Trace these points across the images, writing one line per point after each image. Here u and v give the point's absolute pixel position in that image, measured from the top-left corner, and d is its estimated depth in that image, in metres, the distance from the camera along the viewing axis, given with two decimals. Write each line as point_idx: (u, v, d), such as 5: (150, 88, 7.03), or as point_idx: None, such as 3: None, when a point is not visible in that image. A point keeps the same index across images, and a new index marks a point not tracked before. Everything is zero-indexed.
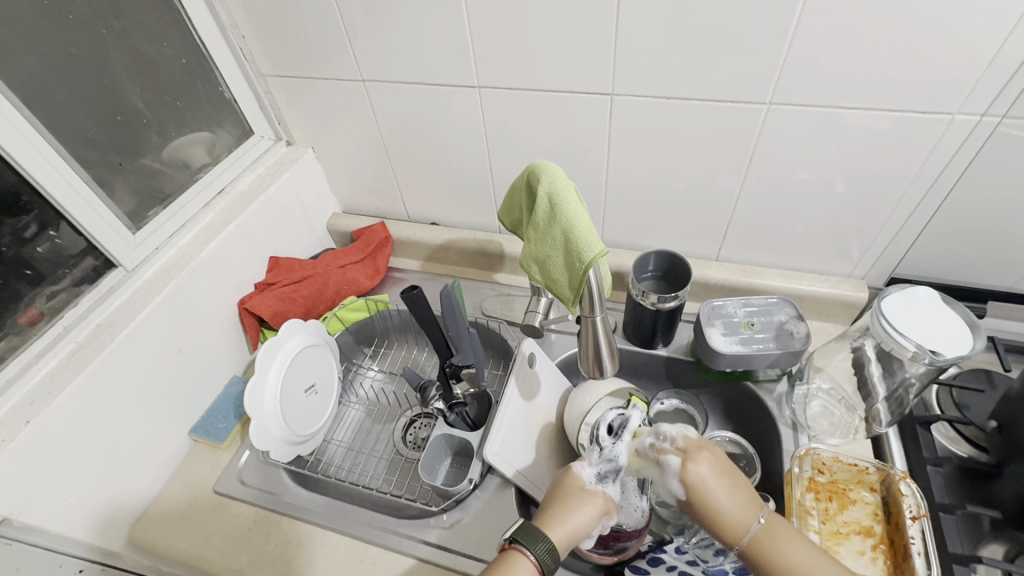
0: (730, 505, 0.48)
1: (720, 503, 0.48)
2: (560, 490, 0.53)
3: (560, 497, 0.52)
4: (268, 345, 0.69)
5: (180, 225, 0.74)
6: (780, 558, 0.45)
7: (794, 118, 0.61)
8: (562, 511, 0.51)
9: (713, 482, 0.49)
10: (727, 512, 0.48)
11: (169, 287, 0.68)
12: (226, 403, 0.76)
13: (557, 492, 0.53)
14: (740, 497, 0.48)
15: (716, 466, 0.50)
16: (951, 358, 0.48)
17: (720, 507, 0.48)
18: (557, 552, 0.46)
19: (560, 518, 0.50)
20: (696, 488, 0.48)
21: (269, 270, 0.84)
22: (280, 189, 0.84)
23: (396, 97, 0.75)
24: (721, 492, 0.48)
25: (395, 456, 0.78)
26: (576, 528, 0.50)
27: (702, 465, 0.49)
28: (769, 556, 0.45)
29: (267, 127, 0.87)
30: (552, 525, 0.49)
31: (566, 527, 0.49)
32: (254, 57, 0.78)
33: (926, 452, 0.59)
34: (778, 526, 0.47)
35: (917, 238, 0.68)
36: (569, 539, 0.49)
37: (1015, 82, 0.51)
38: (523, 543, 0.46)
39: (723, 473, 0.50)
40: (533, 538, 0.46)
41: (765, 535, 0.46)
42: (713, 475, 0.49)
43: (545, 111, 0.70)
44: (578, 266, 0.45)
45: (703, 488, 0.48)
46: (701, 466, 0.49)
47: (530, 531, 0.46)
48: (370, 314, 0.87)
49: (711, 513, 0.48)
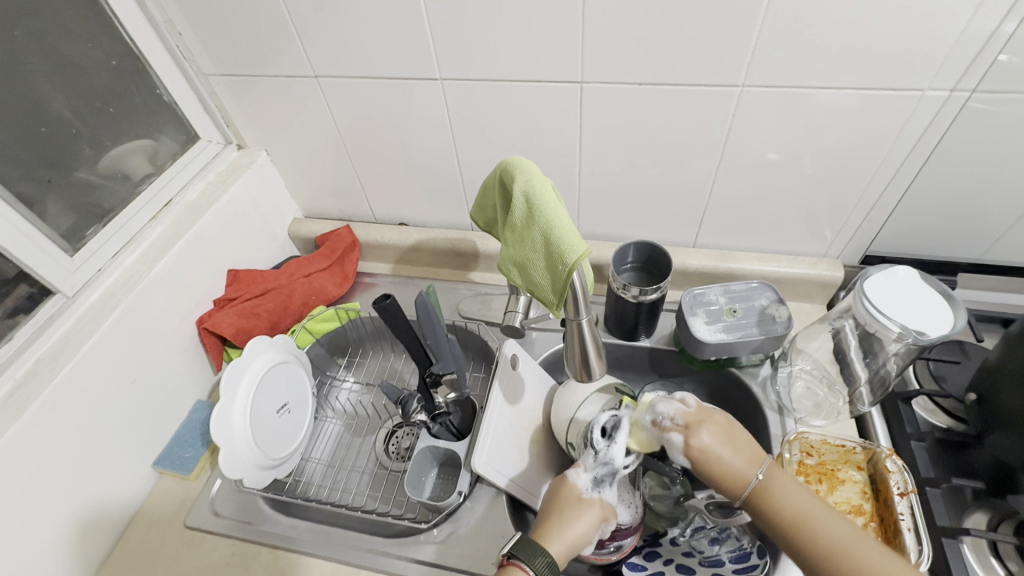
0: (731, 466, 0.48)
1: (723, 462, 0.48)
2: (557, 499, 0.52)
3: (559, 506, 0.51)
4: (232, 366, 0.64)
5: (125, 243, 0.69)
6: (783, 510, 0.45)
7: (768, 100, 0.59)
8: (559, 522, 0.50)
9: (707, 444, 0.49)
10: (728, 472, 0.48)
11: (117, 311, 0.63)
12: (192, 430, 0.71)
13: (553, 503, 0.52)
14: (741, 455, 0.49)
15: (713, 430, 0.50)
16: (937, 338, 0.48)
17: (724, 472, 0.48)
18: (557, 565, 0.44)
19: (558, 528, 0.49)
20: (698, 456, 0.49)
21: (229, 284, 0.79)
22: (234, 198, 0.78)
23: (354, 93, 0.71)
24: (722, 457, 0.48)
25: (379, 470, 0.75)
26: (574, 540, 0.49)
27: (699, 430, 0.49)
28: (770, 507, 0.46)
29: (214, 131, 0.81)
30: (550, 537, 0.48)
31: (564, 537, 0.49)
32: (193, 56, 0.71)
33: (909, 428, 0.61)
34: (779, 478, 0.47)
35: (889, 215, 0.69)
36: (570, 547, 0.48)
37: (984, 56, 0.51)
38: (522, 558, 0.44)
39: (724, 435, 0.50)
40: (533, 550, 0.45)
41: (765, 487, 0.47)
42: (705, 434, 0.49)
43: (513, 103, 0.66)
44: (561, 270, 0.43)
45: (704, 455, 0.49)
46: (700, 435, 0.49)
47: (527, 545, 0.45)
48: (341, 323, 0.83)
49: (713, 473, 0.49)
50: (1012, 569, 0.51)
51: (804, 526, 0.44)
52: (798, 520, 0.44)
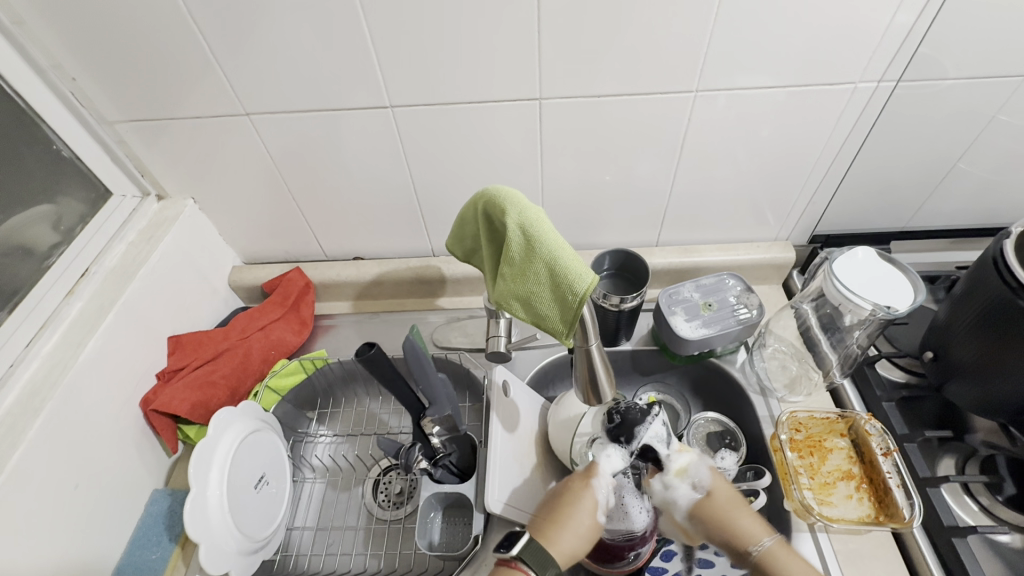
0: (749, 520, 0.51)
1: (731, 518, 0.52)
2: (580, 511, 0.52)
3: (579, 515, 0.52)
4: (200, 446, 0.57)
5: (39, 328, 0.59)
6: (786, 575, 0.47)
7: (719, 103, 0.62)
8: (574, 540, 0.50)
9: (731, 509, 0.52)
10: (738, 522, 0.51)
11: (45, 411, 0.53)
12: (153, 527, 0.62)
13: (576, 512, 0.52)
14: (764, 525, 0.51)
15: (731, 494, 0.54)
16: (904, 311, 0.53)
17: (733, 526, 0.51)
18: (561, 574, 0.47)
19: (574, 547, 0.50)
20: (704, 505, 0.53)
21: (171, 353, 0.70)
22: (164, 256, 0.69)
23: (294, 128, 0.65)
24: (733, 512, 0.52)
25: (373, 524, 0.70)
26: (580, 542, 0.51)
27: (721, 485, 0.54)
28: (767, 568, 0.48)
29: (127, 183, 0.71)
30: (561, 538, 0.50)
31: (574, 556, 0.50)
32: (93, 102, 0.62)
33: (878, 391, 0.66)
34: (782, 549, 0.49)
35: (830, 197, 0.74)
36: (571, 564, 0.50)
37: (904, 50, 0.56)
38: (531, 567, 0.45)
39: (740, 509, 0.53)
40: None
41: (770, 556, 0.48)
42: (719, 477, 0.55)
43: (471, 125, 0.64)
44: (571, 301, 0.41)
45: (721, 506, 0.53)
46: (720, 495, 0.53)
47: (540, 557, 0.46)
48: (307, 374, 0.76)
49: (719, 526, 0.52)
50: (984, 503, 0.57)
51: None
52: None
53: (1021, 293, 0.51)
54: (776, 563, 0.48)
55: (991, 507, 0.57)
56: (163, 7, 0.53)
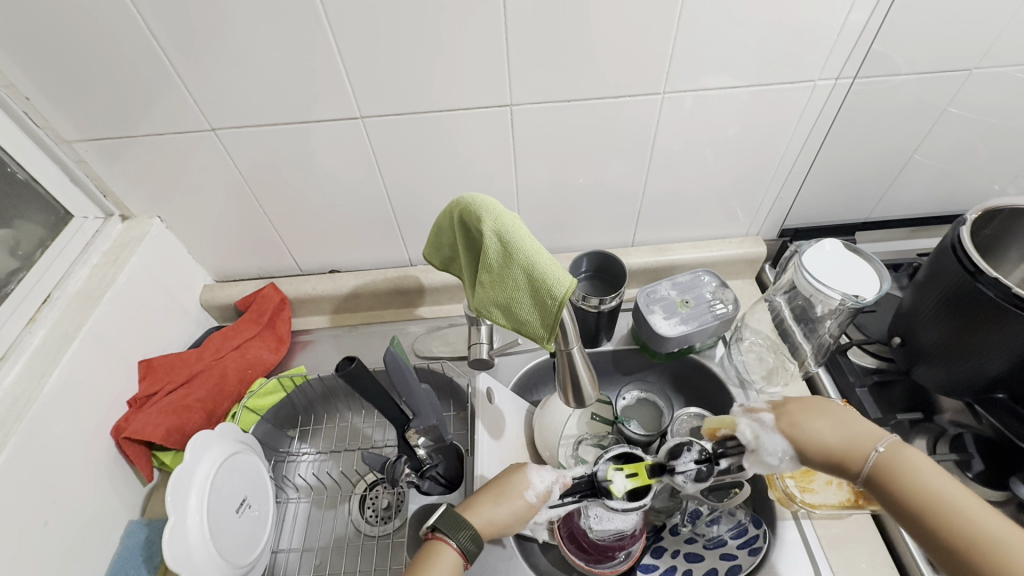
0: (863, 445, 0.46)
1: (824, 435, 0.47)
2: (506, 489, 0.53)
3: (501, 495, 0.52)
4: (177, 473, 0.55)
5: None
6: (915, 481, 0.42)
7: (685, 104, 0.63)
8: (494, 512, 0.51)
9: (814, 425, 0.48)
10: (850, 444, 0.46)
11: (9, 446, 0.51)
12: (130, 558, 0.59)
13: (504, 488, 0.53)
14: (870, 438, 0.46)
15: (832, 429, 0.48)
16: (872, 299, 0.54)
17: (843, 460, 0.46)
18: (480, 537, 0.48)
19: (491, 521, 0.51)
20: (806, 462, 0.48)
21: (142, 378, 0.68)
22: (130, 278, 0.67)
23: (262, 141, 0.64)
24: (844, 449, 0.46)
25: (360, 540, 0.69)
26: (502, 516, 0.51)
27: (815, 426, 0.48)
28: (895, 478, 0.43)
29: (89, 205, 0.68)
30: (479, 508, 0.51)
31: (494, 526, 0.51)
32: (50, 122, 0.60)
33: (850, 376, 0.68)
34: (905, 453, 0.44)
35: (796, 192, 0.77)
36: (493, 532, 0.51)
37: (858, 48, 0.59)
38: (446, 532, 0.47)
39: (849, 437, 0.47)
40: (465, 536, 0.47)
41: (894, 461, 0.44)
42: (804, 432, 0.48)
43: (443, 134, 0.64)
44: (550, 304, 0.41)
45: (803, 430, 0.49)
46: (802, 422, 0.49)
47: (453, 520, 0.48)
48: (286, 392, 0.75)
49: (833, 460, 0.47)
50: (955, 480, 0.59)
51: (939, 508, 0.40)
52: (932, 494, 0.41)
53: (978, 277, 0.53)
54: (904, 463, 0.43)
55: (962, 484, 0.59)
56: (122, 23, 0.52)
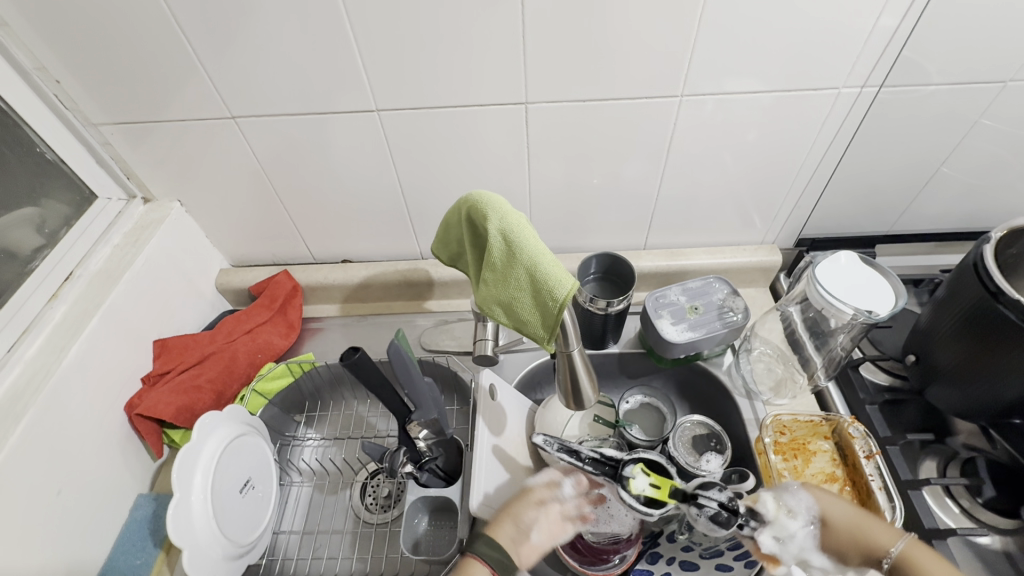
0: (872, 526, 0.49)
1: (848, 520, 0.50)
2: (519, 497, 0.57)
3: (512, 503, 0.56)
4: (183, 452, 0.57)
5: (22, 332, 0.58)
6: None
7: (703, 108, 0.62)
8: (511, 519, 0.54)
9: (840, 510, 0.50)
10: (869, 537, 0.49)
11: (27, 417, 0.53)
12: (138, 531, 0.61)
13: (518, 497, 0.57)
14: (879, 524, 0.49)
15: (847, 509, 0.50)
16: (885, 315, 0.53)
17: (856, 546, 0.49)
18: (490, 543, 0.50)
19: (510, 521, 0.54)
20: (826, 534, 0.50)
21: (157, 356, 0.70)
22: (149, 260, 0.68)
23: (280, 132, 0.65)
24: (859, 533, 0.49)
25: (360, 527, 0.70)
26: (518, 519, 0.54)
27: (837, 508, 0.51)
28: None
29: (112, 186, 0.70)
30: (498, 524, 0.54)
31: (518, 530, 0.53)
32: (78, 105, 0.62)
33: (861, 393, 0.66)
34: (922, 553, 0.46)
35: (814, 201, 0.75)
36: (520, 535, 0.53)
37: (886, 56, 0.57)
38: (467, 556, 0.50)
39: (860, 520, 0.50)
40: (480, 541, 0.51)
41: (909, 558, 0.46)
42: (825, 501, 0.51)
43: (457, 131, 0.64)
44: (551, 305, 0.42)
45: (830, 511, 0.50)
46: (832, 507, 0.50)
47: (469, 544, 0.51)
48: (295, 377, 0.76)
49: (853, 545, 0.49)
50: (965, 506, 0.58)
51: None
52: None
53: (999, 298, 0.51)
54: (920, 564, 0.46)
55: (972, 509, 0.58)
56: (149, 11, 0.53)
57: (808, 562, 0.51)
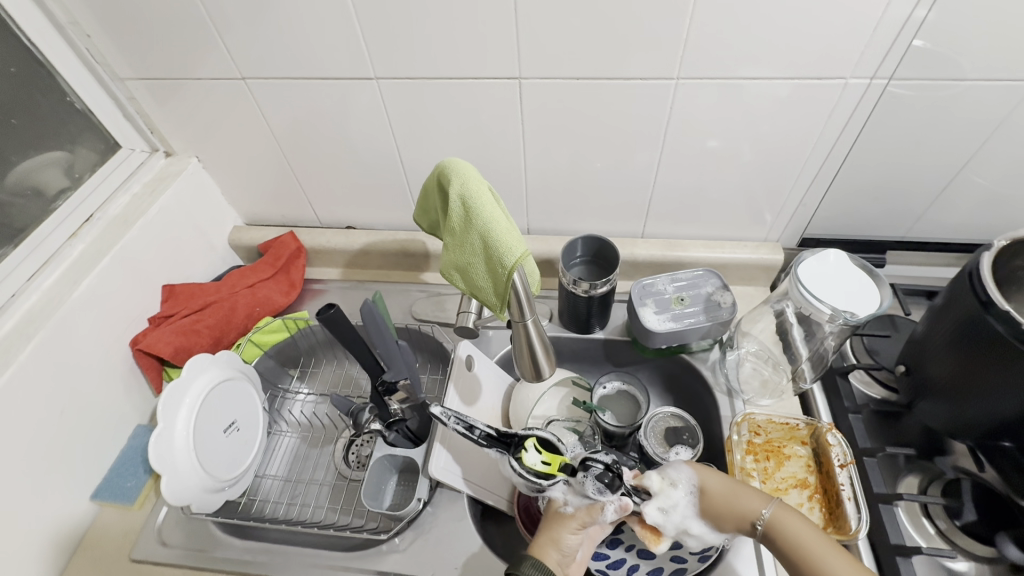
0: (744, 497, 0.51)
1: (719, 491, 0.52)
2: (563, 522, 0.52)
3: (551, 523, 0.52)
4: (171, 387, 0.61)
5: (42, 263, 0.64)
6: (793, 540, 0.47)
7: (701, 93, 0.60)
8: (555, 545, 0.51)
9: (709, 480, 0.53)
10: (741, 505, 0.50)
11: (36, 339, 0.58)
12: (132, 458, 0.67)
13: (559, 523, 0.52)
14: (752, 492, 0.51)
15: (723, 479, 0.53)
16: (865, 318, 0.52)
17: (731, 514, 0.51)
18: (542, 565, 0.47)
19: (555, 548, 0.50)
20: (704, 502, 0.52)
21: (164, 300, 0.75)
22: (163, 210, 0.73)
23: (285, 95, 0.68)
24: (732, 502, 0.51)
25: (339, 481, 0.72)
26: (563, 546, 0.51)
27: (710, 477, 0.53)
28: (776, 539, 0.48)
29: (137, 138, 0.76)
30: (543, 547, 0.50)
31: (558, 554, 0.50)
32: (106, 59, 0.66)
33: (846, 402, 0.64)
34: (786, 516, 0.49)
35: (821, 200, 0.72)
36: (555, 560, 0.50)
37: (898, 46, 0.54)
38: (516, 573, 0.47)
39: (735, 490, 0.52)
40: (530, 564, 0.47)
41: (776, 523, 0.48)
42: (703, 473, 0.54)
43: (454, 101, 0.65)
44: (501, 272, 0.44)
45: (702, 483, 0.53)
46: (706, 478, 0.53)
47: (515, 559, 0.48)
48: (290, 333, 0.80)
49: (727, 513, 0.51)
50: (941, 527, 0.55)
51: (808, 562, 0.46)
52: (803, 551, 0.46)
53: (989, 309, 0.49)
54: (783, 528, 0.48)
55: (948, 532, 0.54)
56: None
57: (688, 530, 0.52)
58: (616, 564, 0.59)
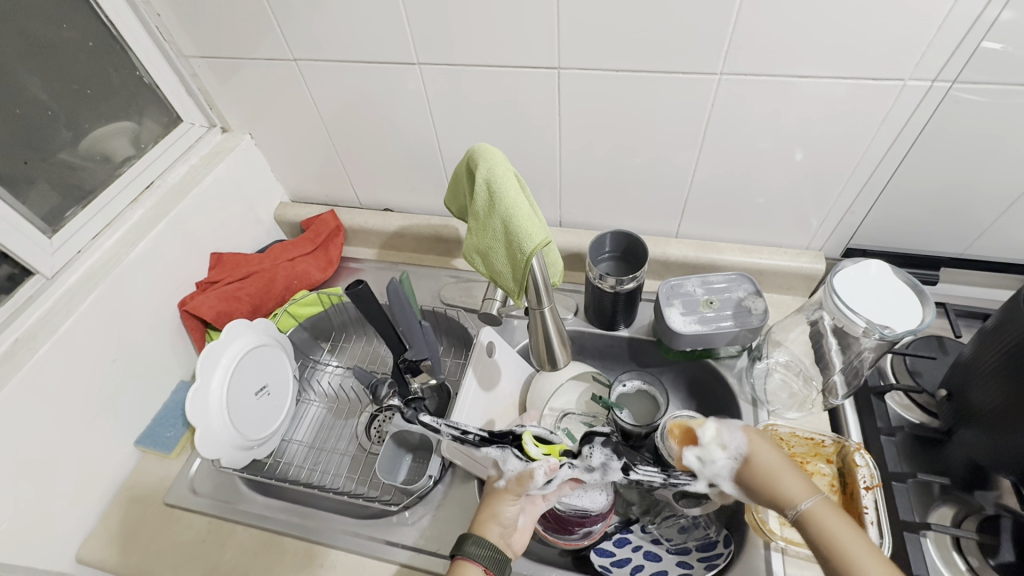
0: (792, 479, 0.44)
1: (767, 467, 0.45)
2: (498, 497, 0.51)
3: (490, 500, 0.51)
4: (209, 348, 0.66)
5: (106, 224, 0.69)
6: (833, 536, 0.41)
7: (747, 90, 0.58)
8: (494, 519, 0.50)
9: (760, 450, 0.46)
10: (783, 485, 0.44)
11: (95, 293, 0.63)
12: (173, 410, 0.72)
13: (493, 501, 0.51)
14: (802, 479, 0.44)
15: (775, 456, 0.46)
16: (903, 333, 0.50)
17: (768, 487, 0.45)
18: (482, 538, 0.47)
19: (496, 522, 0.50)
20: (744, 470, 0.46)
21: (212, 267, 0.79)
22: (215, 182, 0.78)
23: (333, 78, 0.70)
24: (776, 478, 0.45)
25: (360, 452, 0.75)
26: (502, 517, 0.50)
27: (763, 451, 0.46)
28: (810, 529, 0.42)
29: (197, 113, 0.80)
30: (484, 521, 0.50)
31: (501, 523, 0.50)
32: (173, 38, 0.71)
33: (880, 422, 0.61)
34: (831, 510, 0.42)
35: (871, 208, 0.68)
36: (498, 529, 0.49)
37: (965, 46, 0.50)
38: (462, 550, 0.47)
39: (783, 471, 0.45)
40: (473, 542, 0.47)
41: (815, 515, 0.42)
42: (758, 445, 0.46)
43: (494, 90, 0.66)
44: (520, 257, 0.46)
45: (750, 453, 0.46)
46: (757, 448, 0.46)
47: (461, 538, 0.48)
48: (323, 307, 0.83)
49: (767, 486, 0.45)
50: (973, 564, 0.51)
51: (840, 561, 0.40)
52: (840, 546, 0.40)
53: None
54: (823, 522, 0.42)
55: (980, 570, 0.51)
56: None
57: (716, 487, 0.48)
58: (620, 563, 0.58)
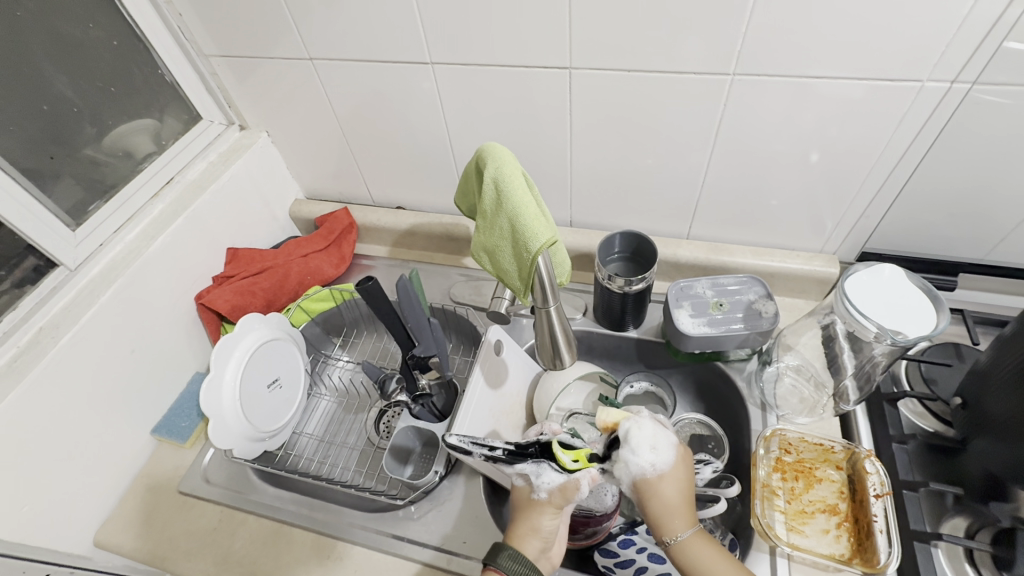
0: (679, 513, 0.48)
1: (663, 496, 0.48)
2: (537, 510, 0.49)
3: (527, 512, 0.49)
4: (224, 340, 0.67)
5: (127, 219, 0.71)
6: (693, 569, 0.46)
7: (760, 90, 0.58)
8: (533, 533, 0.49)
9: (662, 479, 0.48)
10: (668, 515, 0.48)
11: (115, 286, 0.65)
12: (188, 401, 0.74)
13: (532, 514, 0.49)
14: (687, 513, 0.48)
15: (677, 487, 0.48)
16: (914, 338, 0.49)
17: (659, 508, 0.48)
18: (519, 554, 0.45)
19: (536, 536, 0.49)
20: (650, 488, 0.48)
21: (228, 262, 0.81)
22: (232, 179, 0.80)
23: (347, 77, 0.71)
24: (666, 504, 0.48)
25: (369, 446, 0.76)
26: (541, 530, 0.49)
27: (667, 482, 0.48)
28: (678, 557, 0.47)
29: (216, 111, 0.82)
30: (522, 536, 0.48)
31: (539, 536, 0.49)
32: (194, 37, 0.73)
33: (892, 430, 0.60)
34: (702, 549, 0.46)
35: (887, 211, 0.67)
36: (536, 543, 0.48)
37: (986, 46, 0.49)
38: (497, 565, 0.44)
39: (676, 504, 0.48)
40: (510, 555, 0.44)
41: (686, 548, 0.46)
42: (671, 472, 0.48)
43: (505, 90, 0.66)
44: (526, 256, 0.47)
45: (654, 479, 0.48)
46: (661, 476, 0.48)
47: (496, 551, 0.45)
48: (336, 302, 0.84)
49: (655, 508, 0.48)
50: None
51: None
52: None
53: None
54: (690, 556, 0.46)
55: None
56: None
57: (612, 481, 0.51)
58: (625, 563, 0.57)
